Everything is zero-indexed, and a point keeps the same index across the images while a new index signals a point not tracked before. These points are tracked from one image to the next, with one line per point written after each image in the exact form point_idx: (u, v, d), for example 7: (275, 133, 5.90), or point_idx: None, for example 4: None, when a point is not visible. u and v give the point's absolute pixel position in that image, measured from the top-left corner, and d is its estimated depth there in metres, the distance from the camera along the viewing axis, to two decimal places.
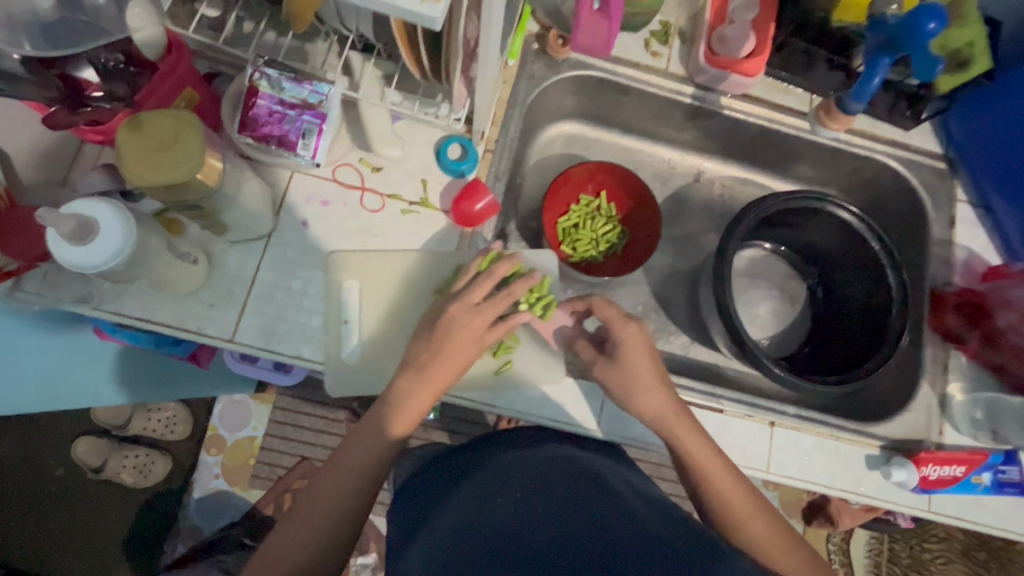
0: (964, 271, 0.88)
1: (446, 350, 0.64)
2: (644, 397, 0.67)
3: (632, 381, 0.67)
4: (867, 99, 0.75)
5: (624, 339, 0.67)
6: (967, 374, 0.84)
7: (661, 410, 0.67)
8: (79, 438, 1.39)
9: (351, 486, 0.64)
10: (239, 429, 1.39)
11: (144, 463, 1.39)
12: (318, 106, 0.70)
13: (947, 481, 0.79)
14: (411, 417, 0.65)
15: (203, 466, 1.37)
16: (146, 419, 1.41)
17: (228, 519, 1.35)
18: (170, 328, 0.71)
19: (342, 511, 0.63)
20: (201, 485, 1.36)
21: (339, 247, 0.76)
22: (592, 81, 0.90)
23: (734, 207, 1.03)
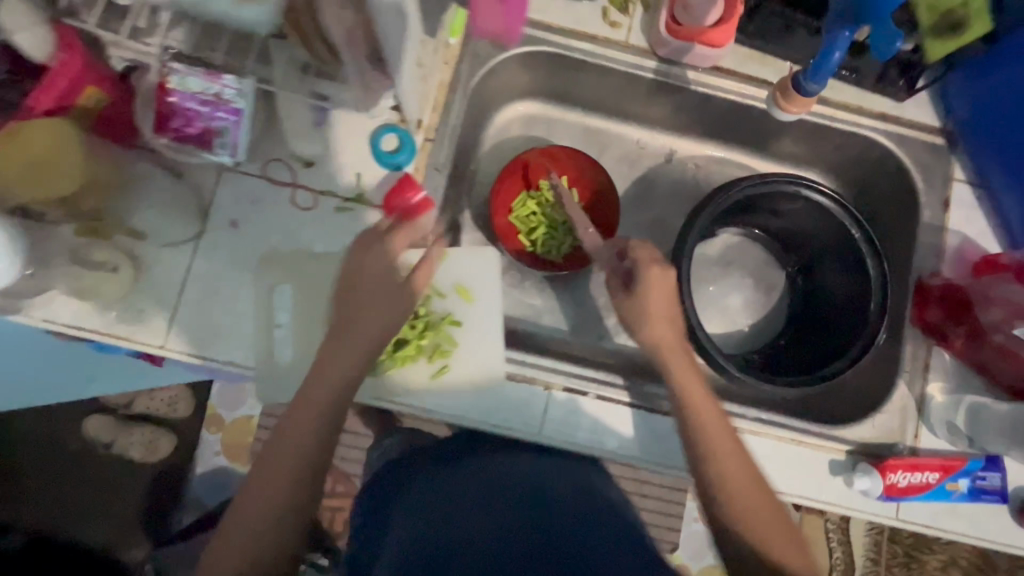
0: (955, 259, 0.80)
1: (353, 295, 0.66)
2: (652, 328, 0.69)
3: (643, 310, 0.69)
4: (826, 77, 0.68)
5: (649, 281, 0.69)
6: (950, 373, 0.77)
7: (663, 341, 0.69)
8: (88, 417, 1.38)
9: (283, 463, 0.62)
10: (236, 408, 1.38)
11: (150, 440, 1.39)
12: (228, 101, 0.66)
13: (917, 488, 0.74)
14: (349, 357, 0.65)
15: (204, 443, 1.38)
16: (147, 399, 1.40)
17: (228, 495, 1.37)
18: (103, 334, 0.70)
19: (285, 502, 0.61)
20: (202, 461, 1.37)
21: (269, 247, 0.73)
22: (545, 57, 0.83)
23: (709, 188, 0.96)
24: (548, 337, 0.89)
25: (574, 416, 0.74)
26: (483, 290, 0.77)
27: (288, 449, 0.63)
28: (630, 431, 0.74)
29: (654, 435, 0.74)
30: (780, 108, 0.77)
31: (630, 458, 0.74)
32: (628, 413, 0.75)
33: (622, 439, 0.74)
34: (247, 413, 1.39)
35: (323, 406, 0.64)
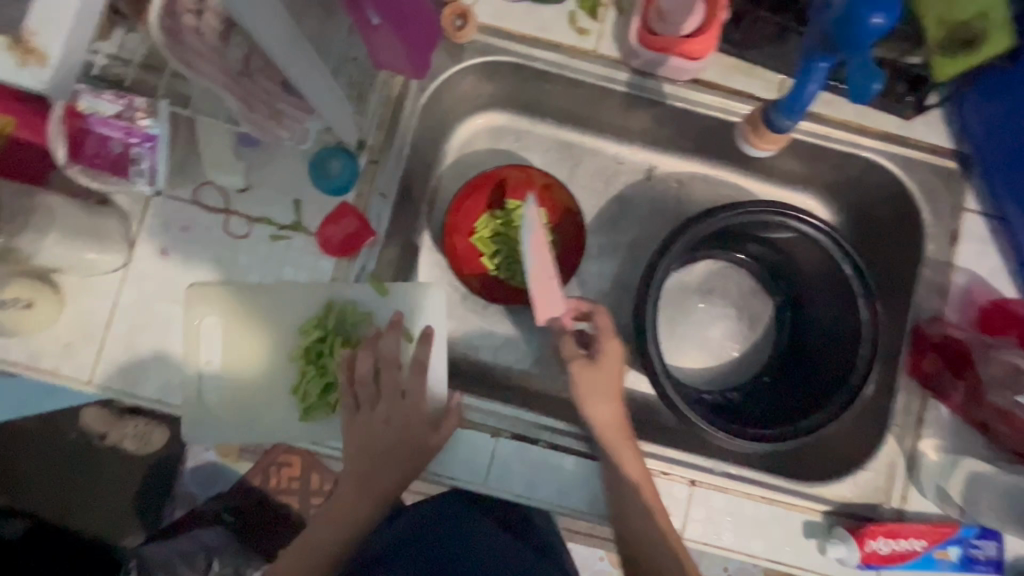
0: (960, 301, 0.71)
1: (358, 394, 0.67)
2: (598, 405, 0.67)
3: (595, 386, 0.68)
4: (802, 111, 0.61)
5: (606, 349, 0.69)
6: (945, 429, 0.70)
7: (616, 423, 0.67)
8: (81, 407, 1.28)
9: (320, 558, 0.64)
10: None
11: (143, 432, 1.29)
12: (138, 125, 0.61)
13: (901, 556, 0.67)
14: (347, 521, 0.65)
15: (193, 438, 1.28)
16: None
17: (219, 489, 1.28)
18: (29, 368, 0.67)
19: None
20: (192, 455, 1.28)
21: (199, 279, 0.69)
22: (506, 67, 0.75)
23: (691, 208, 0.87)
24: (509, 370, 0.83)
25: (524, 465, 0.69)
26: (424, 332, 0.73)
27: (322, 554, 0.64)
28: (586, 485, 0.69)
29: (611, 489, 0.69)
30: (754, 142, 0.72)
31: (583, 511, 0.69)
32: (580, 463, 0.69)
33: (574, 491, 0.69)
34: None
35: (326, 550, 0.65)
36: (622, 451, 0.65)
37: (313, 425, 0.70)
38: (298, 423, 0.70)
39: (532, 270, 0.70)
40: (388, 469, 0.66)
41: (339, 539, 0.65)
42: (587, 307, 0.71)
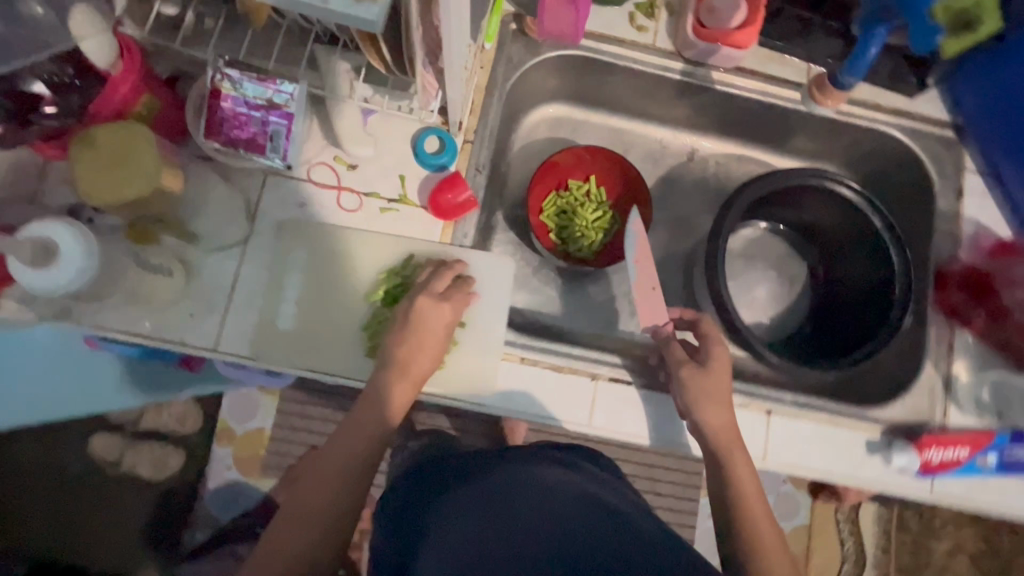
0: (971, 245, 0.84)
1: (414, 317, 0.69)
2: (710, 410, 0.69)
3: (711, 391, 0.70)
4: (863, 68, 0.77)
5: (718, 353, 0.73)
6: (973, 353, 0.81)
7: (727, 424, 0.70)
8: (95, 434, 1.32)
9: (344, 454, 0.66)
10: (246, 420, 1.30)
11: (158, 457, 1.32)
12: (284, 105, 0.67)
13: (951, 464, 0.76)
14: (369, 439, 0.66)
15: (215, 458, 1.29)
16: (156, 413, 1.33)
17: (241, 509, 1.28)
18: (152, 339, 0.70)
19: (329, 498, 0.64)
20: (214, 476, 1.28)
21: (314, 248, 0.74)
22: (575, 61, 0.86)
23: (729, 184, 0.99)
24: (582, 333, 0.91)
25: (621, 404, 0.76)
26: (503, 293, 0.77)
27: (351, 454, 0.66)
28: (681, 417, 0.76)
29: None
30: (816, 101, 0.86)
31: (676, 447, 0.76)
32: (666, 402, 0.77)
33: (667, 427, 0.76)
34: (258, 425, 1.30)
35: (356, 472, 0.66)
36: (717, 424, 0.69)
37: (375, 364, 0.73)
38: (364, 358, 0.74)
39: (635, 279, 0.79)
40: (421, 373, 0.68)
41: (366, 457, 0.66)
42: (691, 316, 0.78)
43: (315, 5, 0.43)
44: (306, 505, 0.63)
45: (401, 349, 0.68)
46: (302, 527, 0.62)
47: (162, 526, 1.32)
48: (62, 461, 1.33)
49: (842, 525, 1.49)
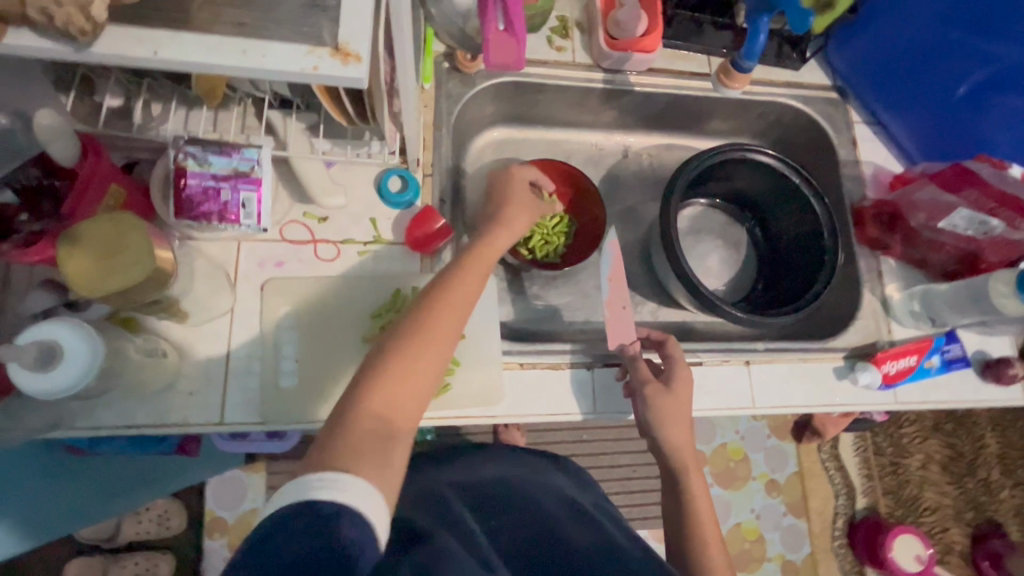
0: (874, 184, 0.98)
1: (505, 198, 0.78)
2: (675, 433, 0.73)
3: (668, 412, 0.73)
4: (757, 55, 0.87)
5: (680, 373, 0.74)
6: (898, 274, 0.94)
7: (684, 446, 0.73)
8: (69, 562, 1.34)
9: (457, 292, 0.62)
10: (236, 506, 1.38)
11: (146, 569, 1.35)
12: (251, 173, 0.69)
13: (905, 372, 0.87)
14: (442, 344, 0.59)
15: (210, 553, 1.35)
16: (135, 523, 1.36)
17: None
18: (154, 427, 0.69)
19: (431, 338, 0.59)
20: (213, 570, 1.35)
21: (298, 301, 0.76)
22: (508, 86, 0.94)
23: (664, 171, 1.09)
24: (565, 332, 0.97)
25: (618, 386, 0.81)
26: (488, 306, 0.81)
27: (470, 289, 0.64)
28: None
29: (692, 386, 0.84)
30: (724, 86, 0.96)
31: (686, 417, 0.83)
32: None
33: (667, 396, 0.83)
34: (248, 507, 1.38)
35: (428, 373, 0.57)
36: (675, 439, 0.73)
37: None
38: None
39: (607, 297, 0.79)
40: (515, 228, 0.75)
41: (440, 363, 0.59)
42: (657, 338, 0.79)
43: (303, 72, 0.46)
44: (402, 352, 0.57)
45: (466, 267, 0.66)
46: (407, 373, 0.56)
47: None
48: None
49: (827, 464, 1.60)
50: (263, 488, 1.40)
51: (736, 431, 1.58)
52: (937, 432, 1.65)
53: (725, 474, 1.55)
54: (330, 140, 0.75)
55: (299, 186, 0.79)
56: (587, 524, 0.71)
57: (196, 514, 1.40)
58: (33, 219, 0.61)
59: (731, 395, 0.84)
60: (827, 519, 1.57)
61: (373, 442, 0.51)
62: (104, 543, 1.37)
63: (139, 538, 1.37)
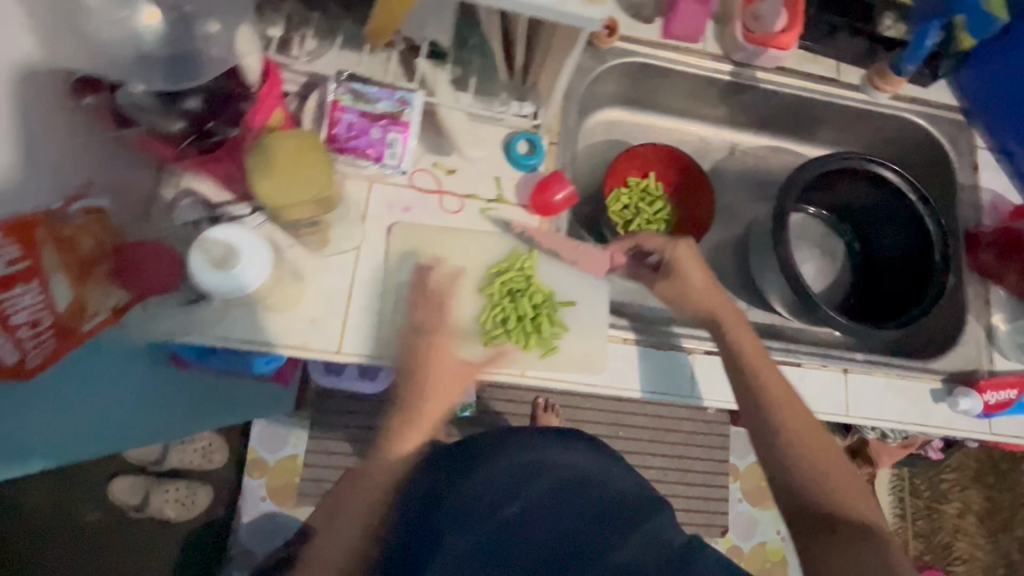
0: (992, 212, 0.96)
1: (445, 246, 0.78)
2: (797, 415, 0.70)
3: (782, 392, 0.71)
4: (920, 60, 0.89)
5: (678, 255, 0.77)
6: (1006, 306, 0.92)
7: (715, 308, 0.76)
8: (115, 479, 1.38)
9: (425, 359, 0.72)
10: (278, 449, 1.41)
11: (185, 495, 1.39)
12: (402, 115, 0.72)
13: (1006, 404, 0.85)
14: (460, 374, 0.73)
15: (248, 490, 1.38)
16: (180, 451, 1.41)
17: (280, 540, 1.36)
18: (278, 346, 0.71)
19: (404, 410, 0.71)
20: (248, 509, 1.37)
21: (421, 246, 0.78)
22: (636, 67, 0.94)
23: (768, 174, 1.08)
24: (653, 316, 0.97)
25: (718, 374, 0.82)
26: (596, 279, 0.82)
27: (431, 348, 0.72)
28: None
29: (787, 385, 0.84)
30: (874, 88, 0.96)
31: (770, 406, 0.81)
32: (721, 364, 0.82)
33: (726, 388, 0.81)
34: (290, 452, 1.41)
35: (412, 452, 0.71)
36: None
37: (490, 352, 0.76)
38: (479, 347, 0.77)
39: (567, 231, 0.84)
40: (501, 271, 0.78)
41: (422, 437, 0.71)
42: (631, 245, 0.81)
43: (552, 6, 0.54)
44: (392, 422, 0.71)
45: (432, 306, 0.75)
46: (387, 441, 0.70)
47: (191, 569, 1.38)
48: (79, 512, 1.37)
49: None
50: (306, 437, 1.41)
51: None
52: (977, 484, 1.58)
53: (756, 491, 1.52)
54: (475, 94, 0.77)
55: (432, 136, 0.80)
56: (601, 508, 0.65)
57: (239, 452, 1.44)
58: (225, 128, 0.60)
59: (826, 400, 0.84)
60: None
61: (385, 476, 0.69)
62: (150, 466, 1.42)
63: (183, 466, 1.41)
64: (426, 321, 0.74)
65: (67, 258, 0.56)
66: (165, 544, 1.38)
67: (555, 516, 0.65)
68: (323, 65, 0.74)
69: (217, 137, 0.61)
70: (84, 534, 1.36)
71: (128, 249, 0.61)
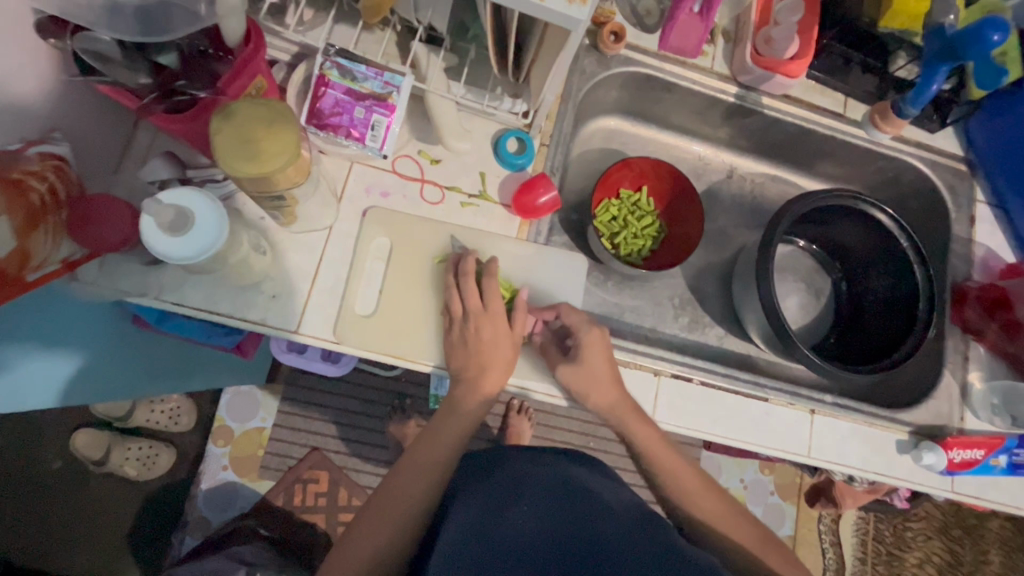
0: (983, 267, 0.94)
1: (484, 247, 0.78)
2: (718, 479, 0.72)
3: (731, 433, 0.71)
4: (925, 103, 0.85)
5: (586, 340, 0.72)
6: (984, 364, 0.90)
7: (615, 403, 0.73)
8: (77, 430, 1.32)
9: (473, 365, 0.70)
10: (246, 419, 1.39)
11: (148, 455, 1.35)
12: (388, 98, 0.69)
13: (970, 464, 0.83)
14: (512, 339, 0.72)
15: (210, 457, 1.36)
16: (148, 411, 1.38)
17: (237, 511, 1.34)
18: (234, 319, 0.70)
19: (447, 411, 0.72)
20: (208, 476, 1.35)
21: (394, 233, 0.76)
22: (639, 77, 0.92)
23: (763, 202, 1.07)
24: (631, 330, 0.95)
25: (681, 399, 0.81)
26: (564, 290, 0.80)
27: (471, 356, 0.70)
28: (744, 411, 0.82)
29: (751, 419, 0.82)
30: (876, 126, 0.94)
31: (753, 442, 0.81)
32: (684, 387, 0.81)
33: (685, 414, 0.80)
34: (258, 424, 1.39)
35: (454, 439, 0.71)
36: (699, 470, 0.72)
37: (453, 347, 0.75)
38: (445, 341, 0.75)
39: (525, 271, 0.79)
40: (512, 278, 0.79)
41: (455, 441, 0.71)
42: (551, 314, 0.75)
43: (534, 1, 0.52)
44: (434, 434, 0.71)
45: (496, 287, 0.72)
46: (430, 449, 0.71)
47: (145, 530, 1.34)
48: (37, 460, 1.34)
49: (823, 536, 1.55)
50: (275, 411, 1.40)
51: (742, 480, 1.53)
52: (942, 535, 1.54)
53: None
54: (467, 85, 0.75)
55: (421, 124, 0.78)
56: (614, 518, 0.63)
57: (207, 417, 1.42)
58: (193, 88, 0.58)
59: (788, 438, 0.82)
60: None
61: (416, 481, 0.69)
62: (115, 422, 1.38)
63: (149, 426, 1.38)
64: (482, 304, 0.71)
65: (15, 203, 0.52)
66: (122, 501, 1.35)
67: (560, 518, 0.62)
68: (315, 36, 0.72)
69: (185, 97, 0.59)
70: (40, 481, 1.33)
71: (87, 201, 0.58)
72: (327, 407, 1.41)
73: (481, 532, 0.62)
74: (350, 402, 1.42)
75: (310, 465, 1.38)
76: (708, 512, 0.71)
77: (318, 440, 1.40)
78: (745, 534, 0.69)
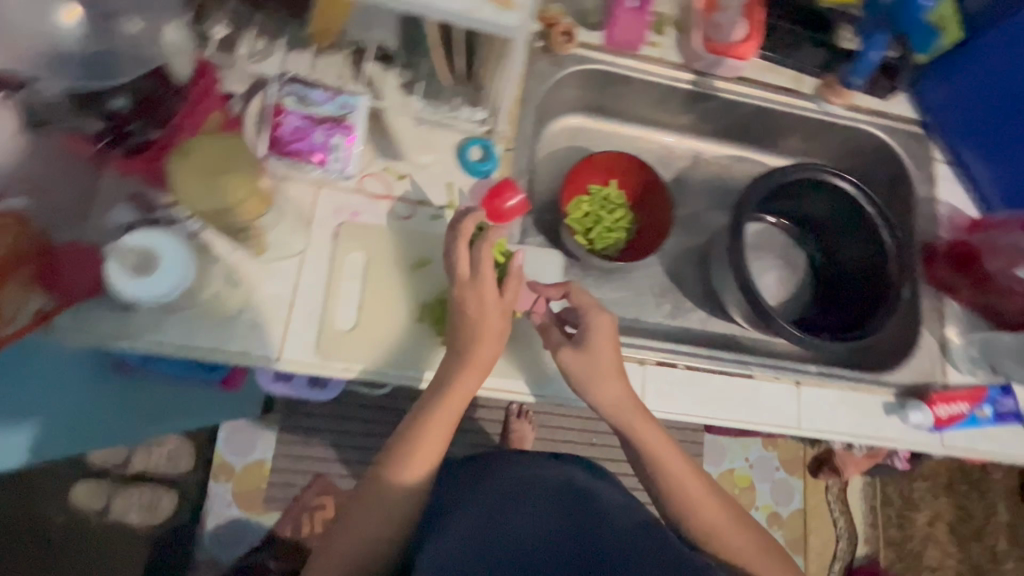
0: (950, 225, 0.96)
1: None
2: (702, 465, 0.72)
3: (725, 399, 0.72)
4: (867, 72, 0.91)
5: (595, 323, 0.71)
6: (961, 318, 0.92)
7: (616, 393, 0.72)
8: (75, 483, 1.31)
9: (461, 372, 0.68)
10: (247, 453, 1.38)
11: (150, 500, 1.33)
12: (346, 119, 0.73)
13: (958, 417, 0.85)
14: (501, 309, 0.69)
15: (214, 494, 1.36)
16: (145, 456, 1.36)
17: (247, 545, 1.34)
18: (213, 354, 0.70)
19: (426, 414, 0.67)
20: (214, 514, 1.34)
21: (365, 250, 0.76)
22: (596, 74, 0.94)
23: (732, 183, 1.08)
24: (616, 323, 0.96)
25: (668, 385, 0.82)
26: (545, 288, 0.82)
27: (460, 361, 0.68)
28: (730, 390, 0.83)
29: (739, 396, 0.83)
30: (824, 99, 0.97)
31: (742, 420, 0.82)
32: (669, 373, 0.82)
33: (672, 400, 0.81)
34: (259, 457, 1.38)
35: (435, 444, 0.68)
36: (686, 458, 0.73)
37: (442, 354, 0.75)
38: (434, 348, 0.75)
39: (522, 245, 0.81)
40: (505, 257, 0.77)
41: (439, 444, 0.68)
42: (559, 292, 0.75)
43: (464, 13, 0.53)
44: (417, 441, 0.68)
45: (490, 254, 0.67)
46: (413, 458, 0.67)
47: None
48: None
49: (833, 506, 1.56)
50: (274, 442, 1.39)
51: (746, 459, 1.54)
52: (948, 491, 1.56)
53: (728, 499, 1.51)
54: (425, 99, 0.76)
55: (384, 141, 0.79)
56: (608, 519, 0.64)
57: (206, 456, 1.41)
58: (147, 128, 0.61)
59: (776, 412, 0.84)
60: (826, 561, 1.54)
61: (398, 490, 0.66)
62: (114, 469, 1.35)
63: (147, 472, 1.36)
64: (471, 271, 0.68)
65: None
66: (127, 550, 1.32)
67: (556, 519, 0.63)
68: (269, 66, 0.73)
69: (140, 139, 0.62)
70: None
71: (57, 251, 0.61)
72: (326, 432, 1.40)
73: (475, 537, 0.62)
74: (347, 424, 1.41)
75: (316, 493, 1.38)
76: (702, 497, 0.72)
77: (320, 466, 1.39)
78: (740, 515, 0.71)
